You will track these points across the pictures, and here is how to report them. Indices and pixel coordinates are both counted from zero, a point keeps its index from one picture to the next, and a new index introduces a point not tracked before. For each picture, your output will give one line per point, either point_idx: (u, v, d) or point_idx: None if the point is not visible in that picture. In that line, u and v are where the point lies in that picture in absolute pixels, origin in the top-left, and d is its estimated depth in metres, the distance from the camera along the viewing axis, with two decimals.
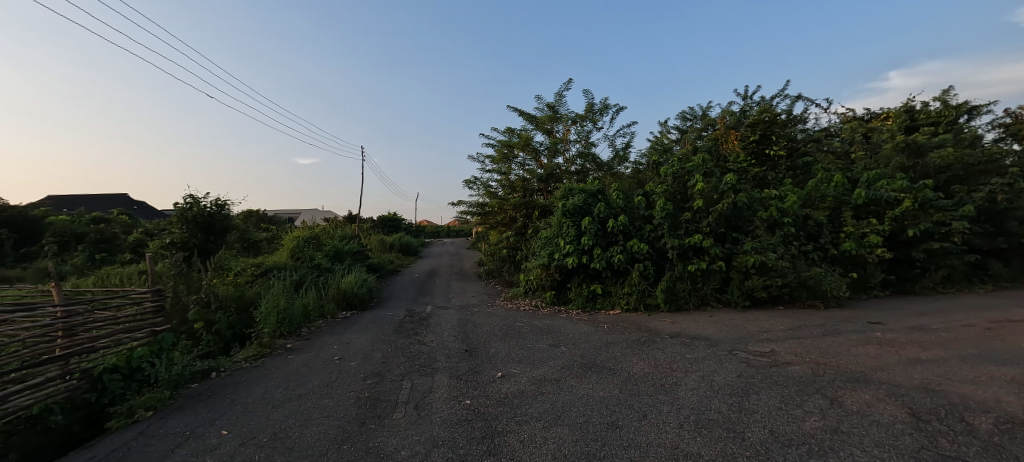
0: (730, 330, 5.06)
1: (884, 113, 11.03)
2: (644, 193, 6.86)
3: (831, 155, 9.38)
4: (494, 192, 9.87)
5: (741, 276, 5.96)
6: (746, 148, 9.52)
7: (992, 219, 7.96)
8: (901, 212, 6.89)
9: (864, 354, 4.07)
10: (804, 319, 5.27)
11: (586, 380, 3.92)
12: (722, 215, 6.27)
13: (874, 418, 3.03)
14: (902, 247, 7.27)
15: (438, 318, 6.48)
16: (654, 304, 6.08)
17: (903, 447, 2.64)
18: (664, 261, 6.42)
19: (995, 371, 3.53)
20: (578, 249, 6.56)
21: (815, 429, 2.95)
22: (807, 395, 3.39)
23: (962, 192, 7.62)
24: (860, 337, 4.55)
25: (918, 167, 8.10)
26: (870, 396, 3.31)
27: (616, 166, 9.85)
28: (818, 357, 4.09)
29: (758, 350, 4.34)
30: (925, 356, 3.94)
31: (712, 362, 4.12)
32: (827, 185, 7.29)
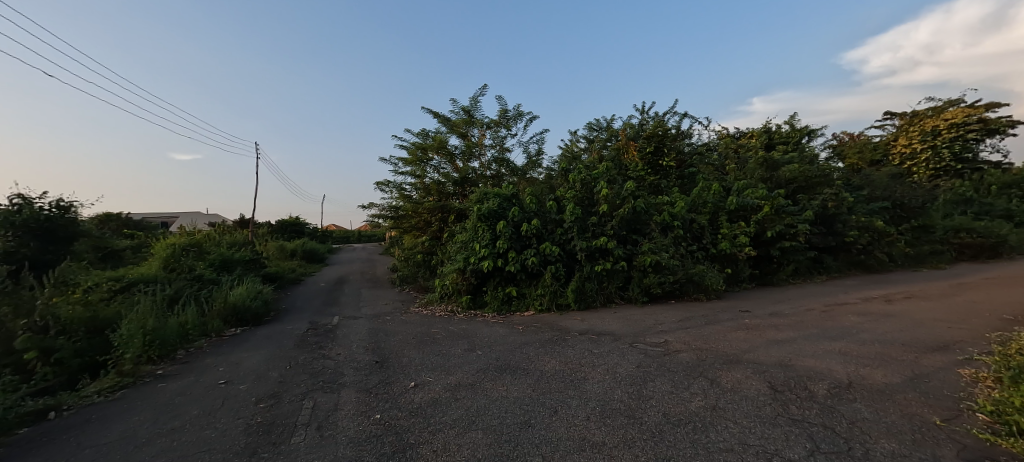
0: (631, 324, 5.51)
1: (750, 132, 13.00)
2: (555, 198, 7.22)
3: (711, 166, 10.70)
4: (409, 195, 9.61)
5: (640, 274, 6.56)
6: (643, 158, 10.52)
7: (826, 221, 9.64)
8: (762, 217, 8.14)
9: (737, 338, 4.72)
10: (691, 311, 5.95)
11: (501, 381, 3.96)
12: (624, 219, 6.84)
13: (743, 394, 3.57)
14: (763, 246, 8.47)
15: (346, 329, 6.06)
16: (565, 304, 6.35)
17: (764, 415, 3.27)
18: (574, 262, 6.75)
19: (829, 345, 4.34)
20: (493, 253, 6.58)
21: (699, 408, 3.40)
22: (693, 379, 3.85)
23: (804, 200, 9.27)
24: (734, 323, 5.27)
25: (774, 178, 9.73)
26: (740, 374, 3.86)
27: (529, 171, 10.16)
28: (701, 344, 4.64)
29: (654, 341, 4.78)
30: (781, 336, 4.70)
31: (616, 355, 4.45)
32: (708, 193, 8.39)
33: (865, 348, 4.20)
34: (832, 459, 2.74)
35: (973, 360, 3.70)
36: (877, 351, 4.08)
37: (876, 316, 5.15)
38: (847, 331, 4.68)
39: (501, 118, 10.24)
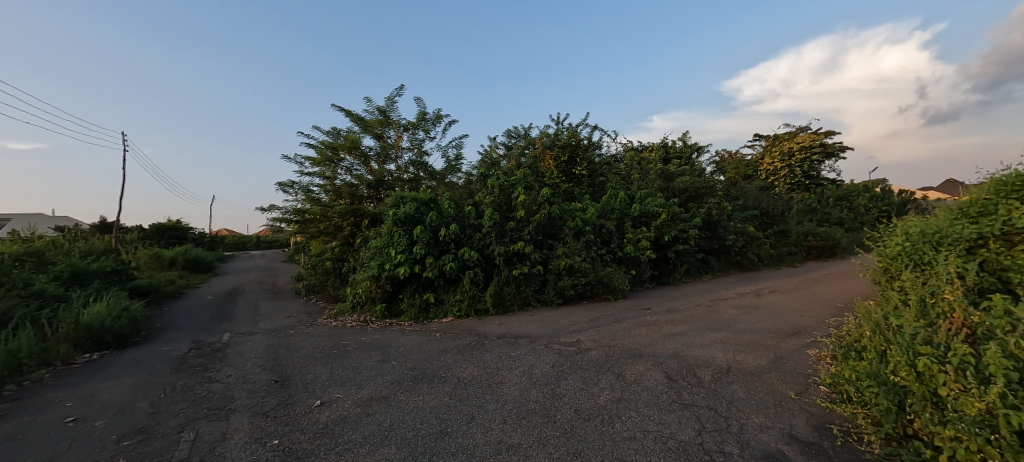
0: (547, 325, 5.75)
1: (651, 146, 14.49)
2: (474, 203, 7.27)
3: (618, 176, 11.46)
4: (317, 198, 9.00)
5: (555, 277, 6.87)
6: (558, 167, 11.08)
7: (711, 226, 10.77)
8: (660, 223, 9.09)
9: (639, 333, 5.18)
10: (601, 310, 6.39)
11: (417, 392, 3.85)
12: (540, 224, 7.12)
13: (645, 385, 3.94)
14: (662, 249, 9.41)
15: (240, 347, 5.42)
16: (484, 309, 6.40)
17: (661, 402, 3.64)
18: (492, 267, 6.83)
19: (713, 336, 4.97)
20: (409, 259, 6.35)
21: (607, 401, 3.66)
22: (602, 374, 4.15)
23: (694, 208, 10.55)
24: (637, 320, 5.78)
25: (670, 188, 10.98)
26: (642, 367, 4.25)
27: (447, 176, 9.78)
28: (609, 341, 5.00)
29: (567, 341, 5.04)
30: (676, 329, 5.27)
31: (533, 357, 4.62)
32: (615, 200, 9.15)
33: (740, 336, 4.88)
34: (716, 436, 3.13)
35: (817, 342, 4.52)
36: (749, 338, 4.78)
37: (748, 308, 6.04)
38: (726, 322, 5.42)
39: (419, 120, 10.05)
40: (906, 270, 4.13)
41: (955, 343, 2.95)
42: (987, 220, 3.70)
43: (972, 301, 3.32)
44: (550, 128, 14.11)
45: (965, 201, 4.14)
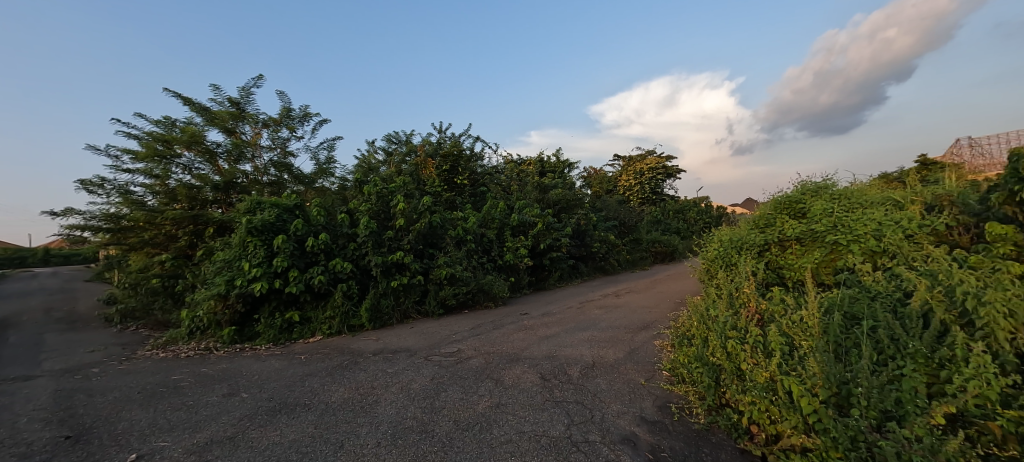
0: (427, 337, 5.64)
1: (528, 160, 15.63)
2: (347, 211, 6.78)
3: (498, 187, 11.97)
4: (142, 201, 7.48)
5: (436, 287, 6.85)
6: (439, 175, 11.03)
7: (580, 235, 11.96)
8: (536, 232, 9.82)
9: (517, 338, 5.43)
10: (482, 318, 6.55)
11: (273, 426, 3.35)
12: (421, 233, 6.99)
13: (521, 387, 4.12)
14: (538, 257, 10.13)
15: (6, 399, 4.01)
16: (359, 324, 5.99)
17: (536, 402, 3.83)
18: (368, 279, 6.47)
19: (581, 335, 5.47)
20: (268, 273, 5.57)
21: (485, 408, 3.70)
22: (481, 382, 4.21)
23: (565, 218, 11.68)
24: (516, 325, 6.06)
25: (545, 199, 11.97)
26: (519, 371, 4.46)
27: (317, 180, 9.20)
28: (488, 348, 5.13)
29: (447, 352, 5.02)
30: (549, 332, 5.67)
31: (411, 372, 4.47)
32: (496, 210, 9.56)
33: (603, 333, 5.47)
34: (582, 428, 3.40)
35: (661, 334, 5.31)
36: (609, 335, 5.40)
37: (610, 308, 6.84)
38: (590, 321, 6.05)
39: (282, 116, 9.06)
40: (720, 269, 5.13)
41: (751, 328, 3.81)
42: (771, 230, 4.85)
43: (760, 293, 4.33)
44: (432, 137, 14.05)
45: (757, 215, 5.35)
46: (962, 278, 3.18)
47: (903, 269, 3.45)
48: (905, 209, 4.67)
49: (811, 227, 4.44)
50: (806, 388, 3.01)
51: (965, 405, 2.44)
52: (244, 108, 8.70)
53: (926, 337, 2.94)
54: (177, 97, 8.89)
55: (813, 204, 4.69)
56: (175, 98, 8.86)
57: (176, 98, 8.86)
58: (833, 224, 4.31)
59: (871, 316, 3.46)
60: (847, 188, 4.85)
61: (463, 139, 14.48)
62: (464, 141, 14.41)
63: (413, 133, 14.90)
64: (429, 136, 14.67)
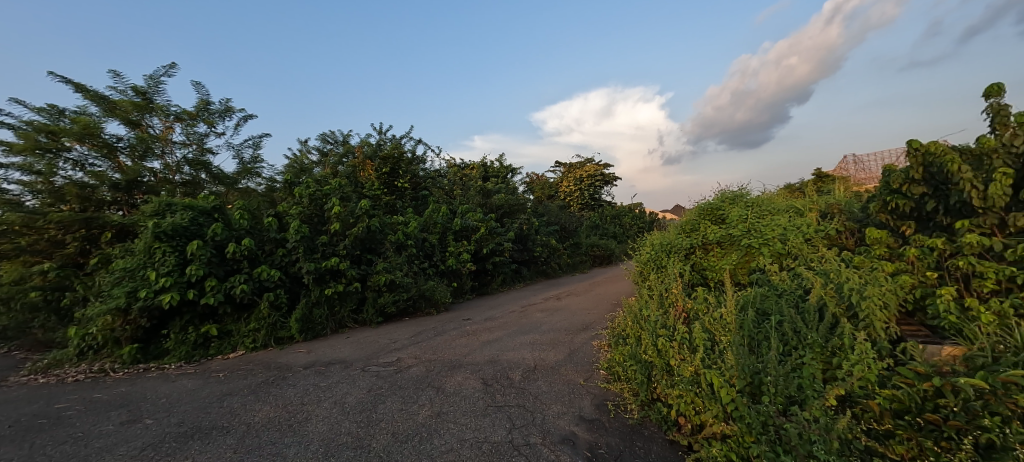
0: (364, 347, 5.41)
1: (472, 164, 15.68)
2: (275, 214, 6.32)
3: (442, 191, 11.80)
4: (18, 201, 6.43)
5: (375, 295, 6.62)
6: (379, 178, 10.61)
7: (523, 240, 12.23)
8: (479, 236, 9.88)
9: (459, 344, 5.38)
10: (424, 325, 6.42)
11: (183, 454, 2.99)
12: (358, 238, 6.72)
13: (463, 394, 4.07)
14: (481, 261, 10.20)
15: None
16: (288, 336, 5.62)
17: (478, 408, 3.79)
18: (299, 287, 6.13)
19: (524, 338, 5.54)
20: (181, 283, 5.03)
21: (425, 417, 3.59)
22: (421, 391, 4.10)
23: (508, 223, 11.87)
24: (458, 331, 6.01)
25: (488, 204, 12.07)
26: (461, 378, 4.41)
27: (239, 180, 8.74)
28: (429, 355, 5.03)
29: (386, 361, 4.85)
30: (492, 336, 5.68)
31: (346, 385, 4.24)
32: (438, 214, 9.46)
33: (544, 336, 5.59)
34: (523, 431, 3.41)
35: (599, 334, 5.53)
36: (550, 337, 5.53)
37: (551, 311, 7.01)
38: (530, 325, 6.17)
39: (199, 109, 8.30)
40: (651, 271, 5.45)
41: (679, 325, 4.07)
42: (696, 235, 5.24)
43: (687, 293, 4.66)
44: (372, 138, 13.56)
45: (685, 221, 5.77)
46: (848, 276, 3.67)
47: (805, 269, 3.92)
48: (805, 216, 5.30)
49: (732, 229, 4.86)
50: (725, 379, 3.26)
51: (853, 388, 2.84)
52: (151, 98, 7.85)
53: (822, 329, 3.37)
54: (64, 81, 7.74)
55: (731, 211, 5.14)
56: (62, 83, 7.71)
57: (64, 83, 7.72)
58: (747, 228, 4.76)
59: (778, 311, 3.86)
60: (758, 196, 5.38)
61: (405, 142, 14.16)
62: (406, 144, 14.09)
63: (350, 133, 14.24)
64: (368, 137, 14.18)
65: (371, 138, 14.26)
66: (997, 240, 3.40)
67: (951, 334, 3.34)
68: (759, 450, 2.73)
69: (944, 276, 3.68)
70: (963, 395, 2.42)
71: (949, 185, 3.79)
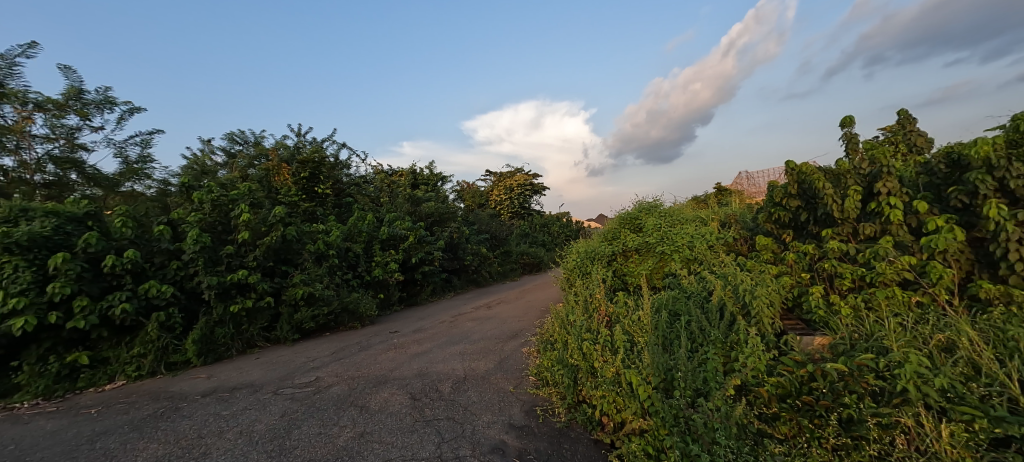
0: (278, 368, 4.97)
1: (400, 171, 15.27)
2: (168, 222, 5.56)
3: (367, 198, 11.28)
4: None
5: (291, 310, 6.14)
6: (296, 183, 9.80)
7: (453, 248, 12.22)
8: (407, 245, 9.65)
9: (385, 359, 5.16)
10: (346, 340, 6.08)
11: None
12: (271, 248, 6.18)
13: (389, 411, 3.89)
14: (410, 271, 10.00)
15: None
16: (184, 361, 4.98)
17: (405, 425, 3.63)
18: (197, 305, 5.51)
19: (454, 349, 5.49)
20: (39, 305, 4.20)
21: (347, 440, 3.36)
22: (343, 411, 3.85)
23: (439, 231, 11.78)
24: (384, 345, 5.77)
25: (418, 212, 11.84)
26: (386, 394, 4.22)
27: (122, 183, 7.57)
28: (352, 372, 4.76)
29: (303, 382, 4.49)
30: (420, 349, 5.54)
31: (255, 411, 3.83)
32: (363, 222, 9.06)
33: (475, 345, 5.59)
34: (453, 444, 3.34)
35: (528, 341, 5.65)
36: (479, 346, 5.54)
37: (482, 319, 7.02)
38: (458, 335, 6.12)
39: (70, 99, 7.09)
40: (577, 278, 5.71)
41: (602, 329, 4.30)
42: (617, 242, 5.60)
43: (608, 297, 4.95)
44: (289, 140, 12.55)
45: (607, 229, 6.14)
46: (741, 279, 4.16)
47: (708, 273, 4.39)
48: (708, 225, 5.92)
49: (648, 238, 5.26)
50: (642, 377, 3.49)
51: (748, 377, 3.19)
52: (1, 83, 6.54)
53: (723, 327, 3.77)
54: None
55: (647, 220, 5.56)
56: None
57: None
58: (661, 236, 5.19)
59: (687, 311, 4.24)
60: (669, 207, 5.89)
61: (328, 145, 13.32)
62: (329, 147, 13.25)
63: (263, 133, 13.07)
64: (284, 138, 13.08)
65: (287, 139, 13.18)
66: (851, 246, 4.10)
67: (820, 326, 3.92)
68: (672, 442, 2.94)
69: (814, 276, 4.32)
70: (831, 377, 2.85)
71: (815, 199, 4.50)
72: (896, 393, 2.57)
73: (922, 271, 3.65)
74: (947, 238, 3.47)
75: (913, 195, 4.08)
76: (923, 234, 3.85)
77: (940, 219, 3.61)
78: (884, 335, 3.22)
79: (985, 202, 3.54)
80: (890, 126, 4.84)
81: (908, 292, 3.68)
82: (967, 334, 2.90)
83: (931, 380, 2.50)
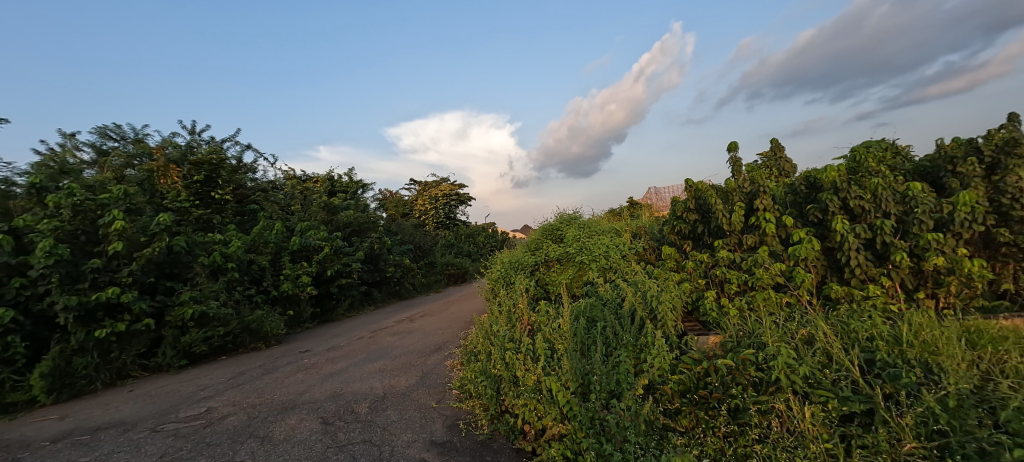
0: (158, 400, 4.30)
1: (315, 177, 14.29)
2: (8, 230, 4.55)
3: (276, 205, 10.33)
4: None
5: (177, 333, 5.40)
6: (188, 188, 8.62)
7: (373, 260, 11.85)
8: (322, 256, 9.09)
9: (293, 382, 4.73)
10: (247, 364, 5.48)
11: None
12: (152, 261, 5.39)
13: (297, 438, 3.55)
14: (324, 285, 9.46)
15: None
16: (26, 400, 4.10)
17: (314, 453, 3.33)
18: (48, 331, 4.59)
19: (372, 367, 5.21)
20: None
21: None
22: (240, 444, 3.42)
23: (358, 242, 11.27)
24: (293, 366, 5.29)
25: (334, 221, 11.20)
26: (294, 421, 3.85)
27: None
28: (253, 399, 4.30)
29: (191, 415, 3.94)
30: (334, 368, 5.18)
31: (125, 454, 3.25)
32: (270, 232, 8.31)
33: (395, 361, 5.38)
34: None
35: (452, 354, 5.59)
36: (399, 362, 5.35)
37: (403, 333, 6.79)
38: (376, 351, 5.85)
39: None
40: (501, 288, 5.79)
41: (524, 338, 4.38)
42: (540, 252, 5.79)
43: (531, 306, 5.08)
44: (179, 138, 10.30)
45: (530, 240, 6.33)
46: (649, 286, 4.52)
47: (622, 281, 4.71)
48: (621, 236, 6.38)
49: (569, 247, 5.53)
50: (561, 383, 3.54)
51: (655, 377, 3.46)
52: None
53: (634, 330, 4.06)
54: None
55: (567, 231, 5.85)
56: None
57: None
58: (580, 246, 5.49)
59: (603, 317, 4.50)
60: (588, 219, 6.25)
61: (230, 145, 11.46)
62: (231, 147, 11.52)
63: None
64: None
65: None
66: (737, 255, 4.66)
67: (713, 326, 4.38)
68: (588, 443, 3.03)
69: (709, 281, 4.83)
70: (721, 371, 3.20)
71: (709, 214, 5.12)
72: (772, 381, 2.95)
73: (789, 276, 4.30)
74: (808, 248, 4.14)
75: (783, 210, 4.78)
76: (790, 244, 4.53)
77: (802, 232, 4.30)
78: (762, 332, 3.69)
79: (833, 217, 4.28)
80: (765, 152, 5.66)
81: (779, 294, 4.31)
82: (822, 328, 3.43)
83: (797, 369, 2.94)
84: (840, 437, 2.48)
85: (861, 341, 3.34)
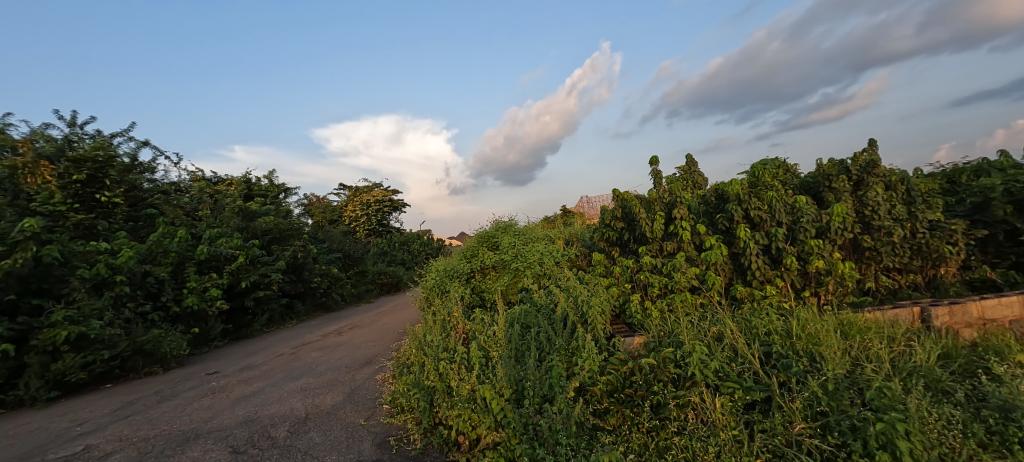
0: (15, 443, 3.60)
1: (228, 179, 12.98)
2: None
3: (179, 210, 9.24)
4: None
5: (45, 360, 4.61)
6: (64, 188, 7.39)
7: (296, 269, 11.17)
8: (235, 266, 8.31)
9: (197, 408, 4.24)
10: (139, 391, 4.82)
11: None
12: (12, 275, 4.57)
13: None
14: (238, 298, 8.73)
15: None
16: None
17: None
18: None
19: (293, 386, 4.83)
20: None
21: None
22: None
23: (278, 250, 10.47)
24: (197, 391, 4.74)
25: (251, 228, 10.27)
26: (197, 453, 3.43)
27: None
28: (145, 432, 3.77)
29: (62, 456, 3.35)
30: (248, 390, 4.73)
31: None
32: (171, 239, 7.41)
33: (319, 379, 5.04)
34: None
35: (383, 367, 5.38)
36: (324, 379, 5.03)
37: (329, 348, 6.39)
38: (297, 369, 5.44)
39: None
40: (436, 296, 5.70)
41: (458, 347, 4.33)
42: (475, 260, 5.79)
43: (466, 315, 5.06)
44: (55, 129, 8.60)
45: (466, 247, 6.31)
46: (580, 291, 4.71)
47: (555, 287, 4.85)
48: (555, 243, 6.59)
49: (503, 254, 5.61)
50: (495, 391, 3.53)
51: (585, 379, 3.57)
52: None
53: (565, 335, 4.20)
54: None
55: (503, 238, 5.93)
56: None
57: None
58: (515, 254, 5.58)
59: (537, 323, 4.61)
60: (523, 227, 6.38)
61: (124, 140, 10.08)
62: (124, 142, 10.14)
63: None
64: None
65: None
66: (658, 260, 5.00)
67: (638, 328, 4.66)
68: (521, 449, 3.06)
69: (634, 285, 5.13)
70: (646, 370, 3.41)
71: (634, 222, 5.47)
72: (688, 376, 3.20)
73: (702, 279, 4.72)
74: (717, 253, 4.59)
75: (698, 219, 5.24)
76: (702, 250, 4.99)
77: (713, 239, 4.75)
78: (679, 332, 4.00)
79: (738, 226, 4.79)
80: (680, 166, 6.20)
81: (694, 296, 4.72)
82: (730, 326, 3.80)
83: (709, 363, 3.22)
84: (745, 423, 2.77)
85: (761, 336, 3.76)
